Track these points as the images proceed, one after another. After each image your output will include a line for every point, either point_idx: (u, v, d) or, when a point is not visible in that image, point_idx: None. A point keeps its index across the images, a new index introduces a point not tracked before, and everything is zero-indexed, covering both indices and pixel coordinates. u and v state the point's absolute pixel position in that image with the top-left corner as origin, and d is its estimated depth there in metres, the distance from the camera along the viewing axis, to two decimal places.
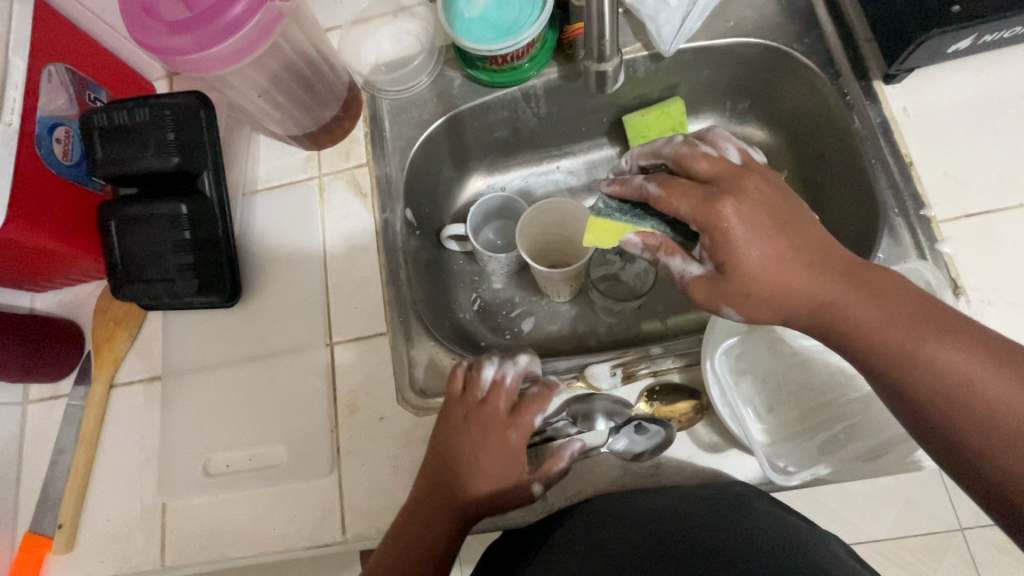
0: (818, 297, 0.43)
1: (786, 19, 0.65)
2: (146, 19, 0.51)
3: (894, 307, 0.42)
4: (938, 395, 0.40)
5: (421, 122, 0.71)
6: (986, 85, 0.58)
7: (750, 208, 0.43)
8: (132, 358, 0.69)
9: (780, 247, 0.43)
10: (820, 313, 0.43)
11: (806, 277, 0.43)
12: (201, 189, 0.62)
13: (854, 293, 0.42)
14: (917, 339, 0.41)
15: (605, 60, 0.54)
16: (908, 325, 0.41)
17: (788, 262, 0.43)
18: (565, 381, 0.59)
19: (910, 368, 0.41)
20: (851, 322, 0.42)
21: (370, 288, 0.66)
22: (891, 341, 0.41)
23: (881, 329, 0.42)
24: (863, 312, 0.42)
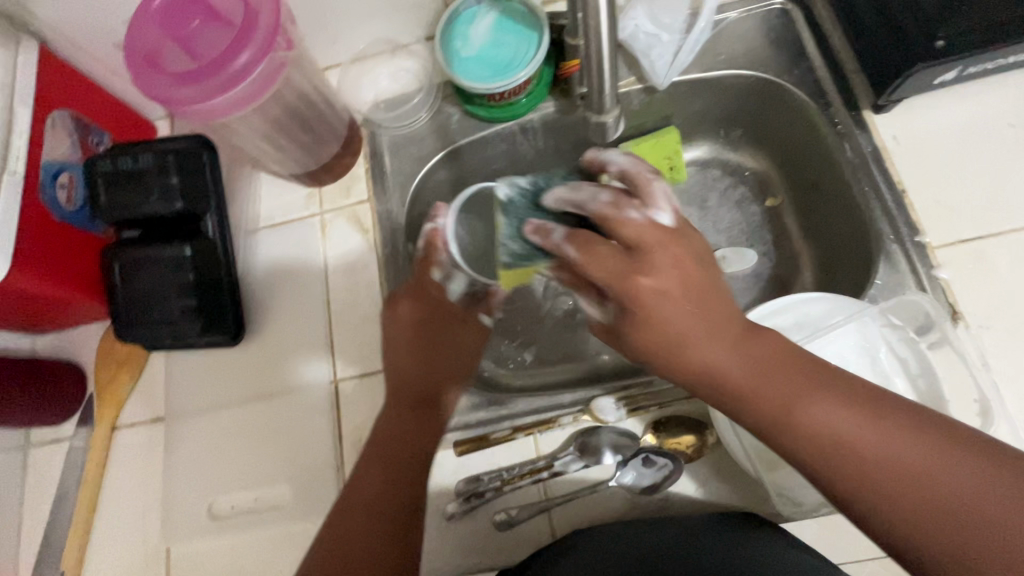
0: (794, 413, 0.38)
1: (775, 52, 0.67)
2: (151, 71, 0.51)
3: (875, 420, 0.37)
4: (918, 524, 0.35)
5: (421, 158, 0.72)
6: (973, 113, 0.60)
7: (704, 314, 0.39)
8: (135, 400, 0.68)
9: (746, 353, 0.40)
10: (796, 434, 0.38)
11: (784, 389, 0.39)
12: (205, 231, 0.63)
13: (831, 409, 0.38)
14: (901, 458, 0.36)
15: (604, 111, 0.57)
16: (889, 440, 0.37)
17: (754, 367, 0.39)
18: (571, 414, 0.59)
19: (892, 491, 0.36)
20: (828, 441, 0.37)
21: (374, 324, 0.66)
22: (870, 462, 0.37)
23: (860, 450, 0.37)
24: (840, 428, 0.37)
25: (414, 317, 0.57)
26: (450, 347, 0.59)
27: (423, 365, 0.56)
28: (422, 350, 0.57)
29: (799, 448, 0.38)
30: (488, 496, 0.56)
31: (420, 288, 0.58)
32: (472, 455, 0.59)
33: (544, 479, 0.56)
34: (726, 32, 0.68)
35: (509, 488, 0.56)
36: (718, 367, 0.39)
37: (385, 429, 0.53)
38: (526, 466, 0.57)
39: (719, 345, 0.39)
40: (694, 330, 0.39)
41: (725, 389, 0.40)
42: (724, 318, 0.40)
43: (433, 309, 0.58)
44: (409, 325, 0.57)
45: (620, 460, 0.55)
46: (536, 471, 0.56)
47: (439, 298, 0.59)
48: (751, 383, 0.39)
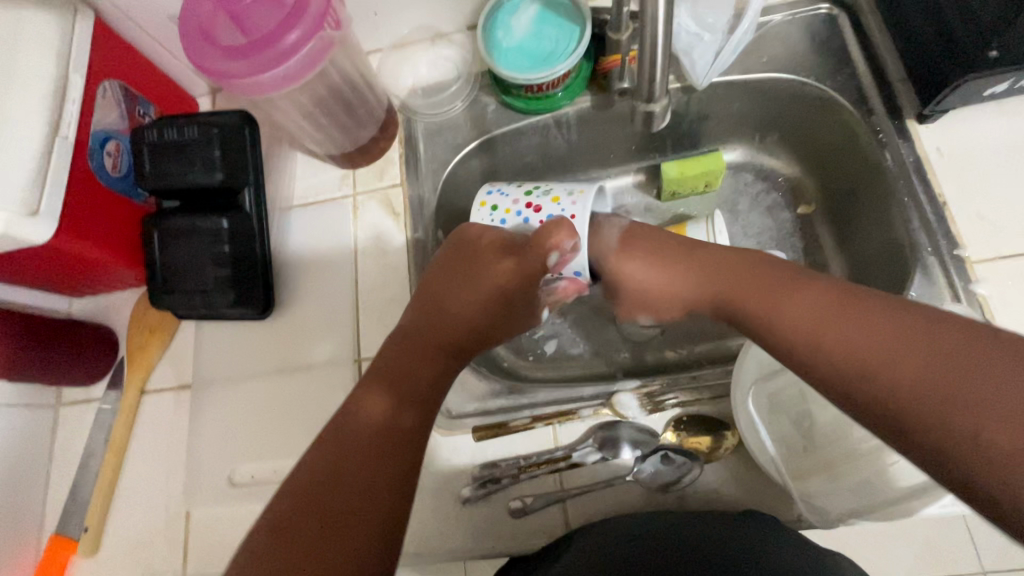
0: (821, 328, 0.40)
1: (819, 57, 0.66)
2: (204, 43, 0.53)
3: (911, 328, 0.38)
4: (925, 417, 0.35)
5: (455, 145, 0.73)
6: (1021, 129, 0.58)
7: (684, 279, 0.52)
8: (164, 366, 0.70)
9: (756, 284, 0.47)
10: (825, 355, 0.40)
11: (802, 310, 0.42)
12: (243, 205, 0.64)
13: (845, 319, 0.40)
14: (937, 367, 0.35)
15: (654, 102, 0.56)
16: (922, 349, 0.36)
17: (771, 299, 0.44)
18: (592, 406, 0.58)
19: (929, 403, 0.35)
20: (856, 356, 0.38)
21: (400, 307, 0.67)
22: (912, 376, 0.36)
23: (887, 361, 0.37)
24: (840, 328, 0.40)
25: (502, 275, 0.53)
26: (498, 334, 0.56)
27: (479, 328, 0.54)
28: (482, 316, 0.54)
29: (837, 371, 0.39)
30: (504, 482, 0.56)
31: (524, 245, 0.53)
32: (490, 441, 0.59)
33: (562, 469, 0.56)
34: (769, 34, 0.67)
35: (526, 476, 0.56)
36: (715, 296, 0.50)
37: (401, 383, 0.48)
38: (543, 455, 0.57)
39: (725, 283, 0.49)
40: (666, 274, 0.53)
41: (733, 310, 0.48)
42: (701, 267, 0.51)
43: (520, 274, 0.53)
44: (498, 288, 0.53)
45: (638, 456, 0.55)
46: (554, 461, 0.56)
47: (531, 268, 0.53)
48: (773, 304, 0.44)
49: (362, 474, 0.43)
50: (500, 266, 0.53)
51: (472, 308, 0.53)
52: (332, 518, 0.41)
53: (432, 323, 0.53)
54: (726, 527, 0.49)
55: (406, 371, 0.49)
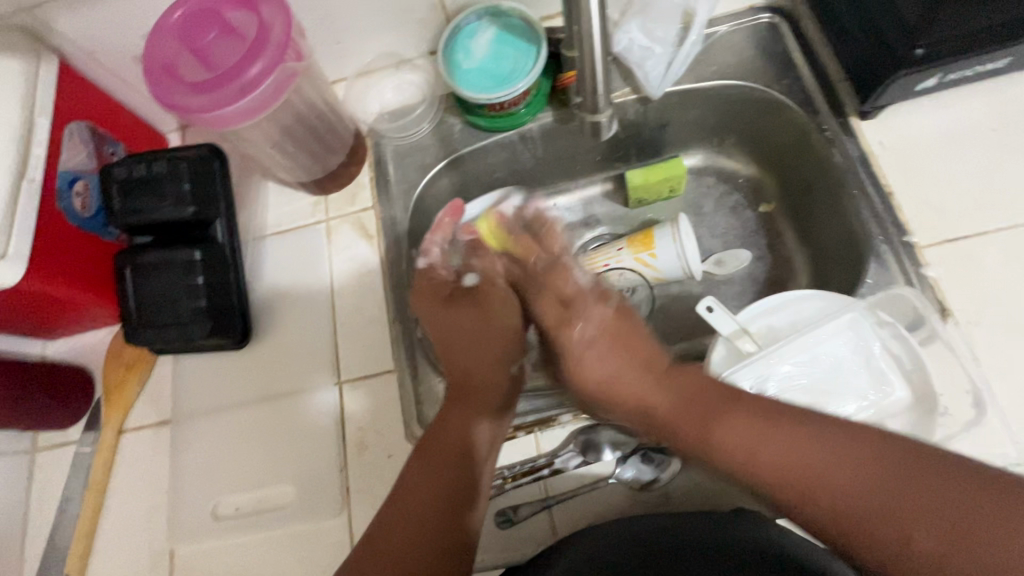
0: (769, 476, 0.43)
1: (764, 64, 0.69)
2: (167, 78, 0.54)
3: (839, 449, 0.42)
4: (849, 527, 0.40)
5: (424, 166, 0.74)
6: (957, 119, 0.61)
7: (650, 396, 0.53)
8: (143, 403, 0.69)
9: (699, 409, 0.49)
10: (762, 471, 0.44)
11: (738, 430, 0.46)
12: (215, 237, 0.64)
13: (789, 448, 0.43)
14: (868, 492, 0.40)
15: (598, 110, 0.61)
16: (852, 472, 0.40)
17: (729, 459, 0.46)
18: (571, 412, 0.59)
19: (867, 517, 0.39)
20: (795, 481, 0.42)
21: (378, 327, 0.67)
22: (850, 497, 0.40)
23: (820, 474, 0.41)
24: (778, 453, 0.43)
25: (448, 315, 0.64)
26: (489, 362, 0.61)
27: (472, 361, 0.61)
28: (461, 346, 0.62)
29: (777, 490, 0.43)
30: (489, 494, 0.57)
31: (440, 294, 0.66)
32: None
33: (545, 477, 0.57)
34: (717, 45, 0.71)
35: (511, 486, 0.57)
36: (666, 408, 0.51)
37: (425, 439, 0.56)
38: (526, 463, 0.58)
39: (678, 415, 0.50)
40: (622, 380, 0.55)
41: (670, 432, 0.50)
42: (670, 384, 0.52)
43: (461, 309, 0.64)
44: (450, 324, 0.63)
45: (619, 457, 0.56)
46: (537, 469, 0.57)
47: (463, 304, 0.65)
48: (717, 443, 0.47)
49: (416, 493, 0.52)
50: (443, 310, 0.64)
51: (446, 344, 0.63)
52: (406, 527, 0.50)
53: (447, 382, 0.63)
54: (706, 523, 0.50)
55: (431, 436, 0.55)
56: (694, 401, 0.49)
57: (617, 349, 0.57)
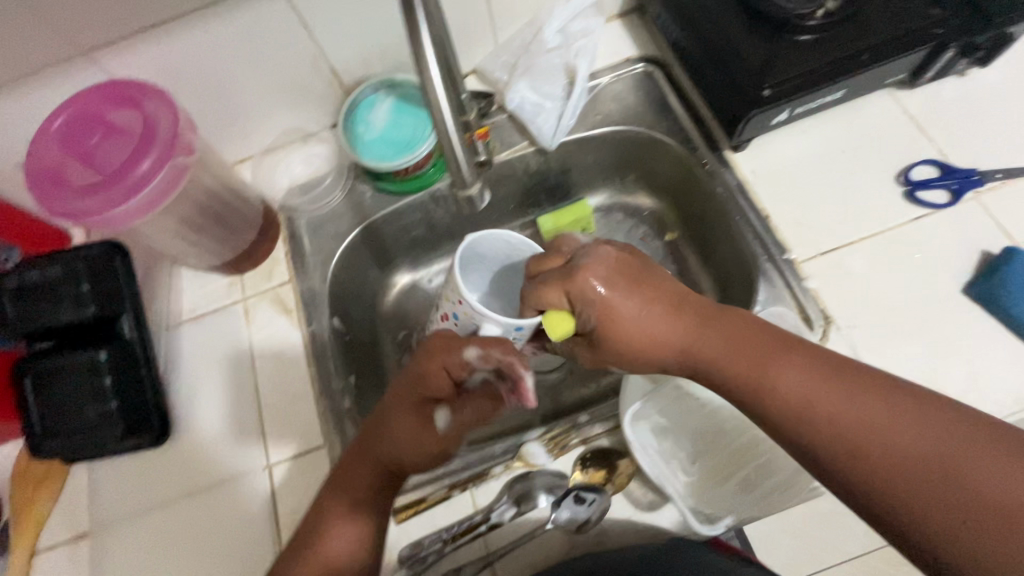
0: (823, 421, 0.43)
1: (645, 109, 0.76)
2: (54, 186, 0.54)
3: (896, 416, 0.42)
4: (890, 490, 0.41)
5: (338, 234, 0.75)
6: (813, 144, 0.69)
7: (671, 330, 0.51)
8: (56, 519, 0.65)
9: (756, 350, 0.47)
10: (816, 423, 0.43)
11: (799, 378, 0.45)
12: (122, 333, 0.63)
13: (842, 404, 0.43)
14: (924, 449, 0.40)
15: (469, 185, 0.54)
16: (908, 427, 0.41)
17: (791, 400, 0.45)
18: (503, 463, 0.60)
19: (918, 486, 0.40)
20: (843, 429, 0.42)
21: (304, 403, 0.66)
22: (898, 453, 0.41)
23: (879, 432, 0.42)
24: (830, 411, 0.43)
25: (430, 389, 0.50)
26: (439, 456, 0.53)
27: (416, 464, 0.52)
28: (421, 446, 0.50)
29: (826, 450, 0.43)
30: (430, 560, 0.56)
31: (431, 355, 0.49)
32: (412, 520, 0.59)
33: (483, 533, 0.56)
34: (602, 95, 0.77)
35: (450, 548, 0.56)
36: (707, 357, 0.49)
37: (352, 487, 0.53)
38: (463, 522, 0.57)
39: (731, 364, 0.48)
40: (659, 326, 0.50)
41: (719, 372, 0.49)
42: (705, 321, 0.50)
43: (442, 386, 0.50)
44: (423, 400, 0.51)
45: (553, 502, 0.56)
46: (474, 527, 0.56)
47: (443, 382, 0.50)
48: (768, 381, 0.46)
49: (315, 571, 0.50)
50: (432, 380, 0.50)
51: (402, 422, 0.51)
52: None
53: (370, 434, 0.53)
54: (640, 555, 0.51)
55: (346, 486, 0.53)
56: (746, 349, 0.48)
57: (659, 308, 0.51)
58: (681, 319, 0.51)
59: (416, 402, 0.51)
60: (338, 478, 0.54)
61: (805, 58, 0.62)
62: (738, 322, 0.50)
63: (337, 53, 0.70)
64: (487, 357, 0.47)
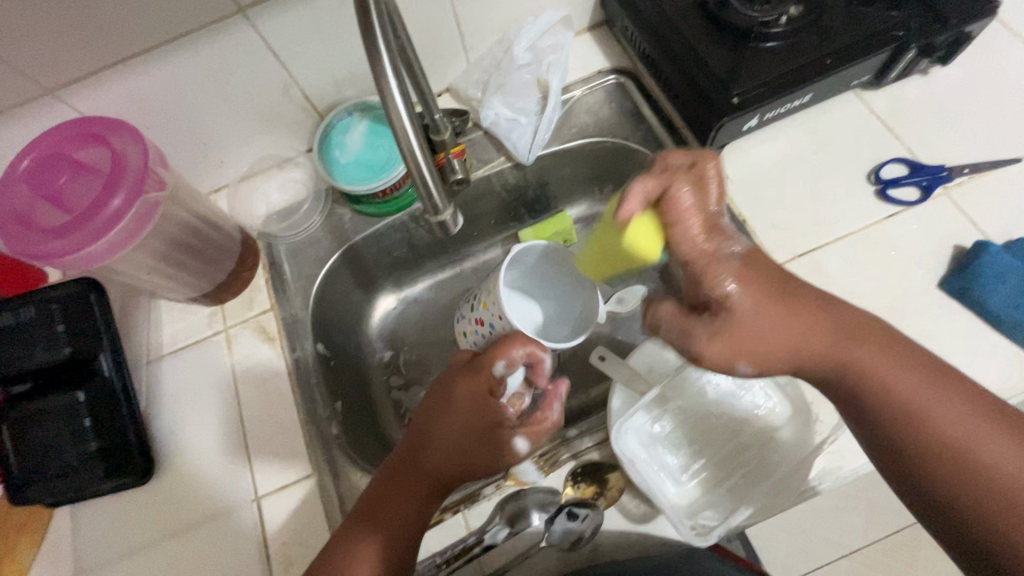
0: (929, 432, 0.45)
1: (619, 120, 0.76)
2: (23, 230, 0.53)
3: (993, 438, 0.44)
4: (958, 497, 0.44)
5: (319, 259, 0.75)
6: (784, 147, 0.70)
7: (796, 331, 0.48)
8: (37, 567, 0.63)
9: (878, 358, 0.47)
10: (910, 421, 0.46)
11: (920, 387, 0.46)
12: (101, 372, 0.62)
13: (945, 417, 0.45)
14: (1009, 466, 0.43)
15: (442, 211, 0.54)
16: (1009, 450, 0.43)
17: (905, 409, 0.46)
18: (494, 483, 0.59)
19: (989, 504, 0.43)
20: (942, 448, 0.45)
21: (291, 432, 0.65)
22: (994, 480, 0.43)
23: (966, 448, 0.44)
24: (931, 418, 0.45)
25: (469, 405, 0.52)
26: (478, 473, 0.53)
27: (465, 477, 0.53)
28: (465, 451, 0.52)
29: (907, 450, 0.46)
30: None
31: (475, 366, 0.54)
32: None
33: (478, 556, 0.56)
34: (575, 108, 0.77)
35: (446, 573, 0.55)
36: (830, 356, 0.49)
37: (393, 508, 0.51)
38: (457, 545, 0.56)
39: (855, 358, 0.48)
40: (767, 329, 0.48)
41: (840, 369, 0.49)
42: (839, 324, 0.49)
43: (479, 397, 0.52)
44: (463, 415, 0.52)
45: (547, 519, 0.56)
46: (468, 550, 0.55)
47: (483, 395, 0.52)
48: (890, 389, 0.47)
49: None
50: (468, 392, 0.52)
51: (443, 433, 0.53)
52: None
53: (415, 453, 0.54)
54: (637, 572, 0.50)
55: (383, 510, 0.51)
56: (868, 348, 0.48)
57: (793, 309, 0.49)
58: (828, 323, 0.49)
59: (455, 415, 0.52)
60: (372, 502, 0.52)
61: (771, 64, 0.63)
62: (865, 324, 0.49)
63: (309, 80, 0.70)
64: (514, 358, 0.54)
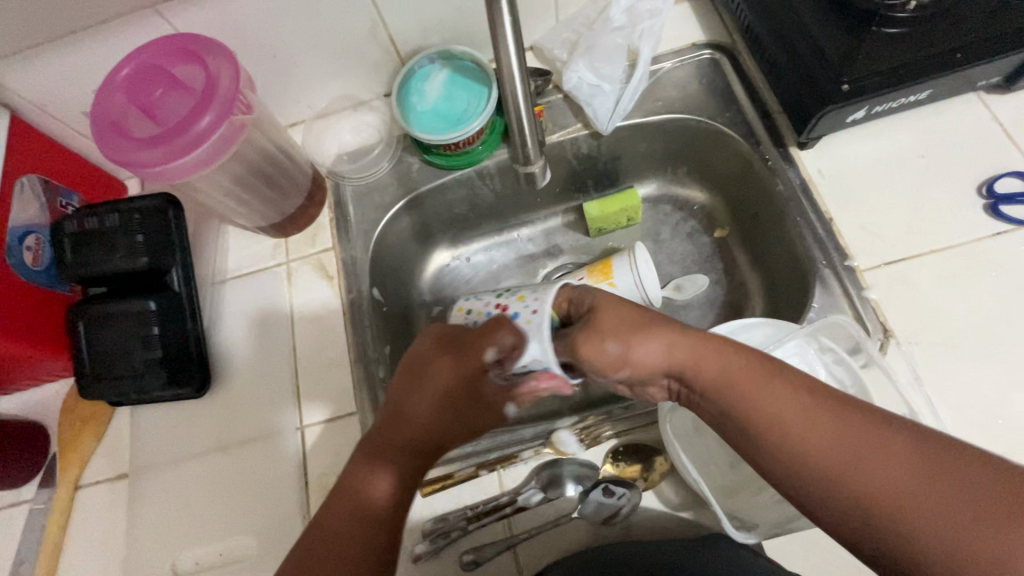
0: (911, 514, 0.37)
1: (708, 97, 0.72)
2: (115, 135, 0.54)
3: (947, 486, 0.37)
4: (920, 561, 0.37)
5: (384, 205, 0.75)
6: (887, 146, 0.65)
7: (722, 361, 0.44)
8: (99, 457, 0.68)
9: (772, 411, 0.42)
10: (798, 463, 0.41)
11: (806, 430, 0.41)
12: (170, 286, 0.64)
13: (890, 467, 0.38)
14: (926, 495, 0.37)
15: (530, 162, 0.65)
16: (969, 497, 0.36)
17: (892, 504, 0.37)
18: (532, 448, 0.59)
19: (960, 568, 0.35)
20: (886, 504, 0.38)
21: (339, 368, 0.67)
22: (952, 526, 0.36)
23: (924, 502, 0.37)
24: (872, 474, 0.38)
25: (458, 375, 0.48)
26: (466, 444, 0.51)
27: (455, 449, 0.50)
28: (443, 421, 0.48)
29: (840, 507, 0.39)
30: (454, 535, 0.56)
31: (466, 343, 0.49)
32: (437, 493, 0.59)
33: (508, 515, 0.56)
34: (663, 81, 0.74)
35: (475, 526, 0.56)
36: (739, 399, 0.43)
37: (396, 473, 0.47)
38: (490, 502, 0.57)
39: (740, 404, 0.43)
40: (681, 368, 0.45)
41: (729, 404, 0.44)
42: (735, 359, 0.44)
43: (462, 370, 0.49)
44: (447, 388, 0.48)
45: (581, 492, 0.56)
46: (500, 508, 0.57)
47: (473, 364, 0.48)
48: (784, 434, 0.41)
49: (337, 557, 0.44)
50: (446, 368, 0.48)
51: (430, 407, 0.48)
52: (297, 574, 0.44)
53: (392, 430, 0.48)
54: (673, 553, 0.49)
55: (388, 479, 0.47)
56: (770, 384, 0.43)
57: (669, 361, 0.46)
58: (685, 348, 0.45)
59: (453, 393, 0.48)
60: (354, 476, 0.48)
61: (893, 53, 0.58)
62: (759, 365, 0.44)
63: (397, 21, 0.69)
64: (504, 343, 0.48)
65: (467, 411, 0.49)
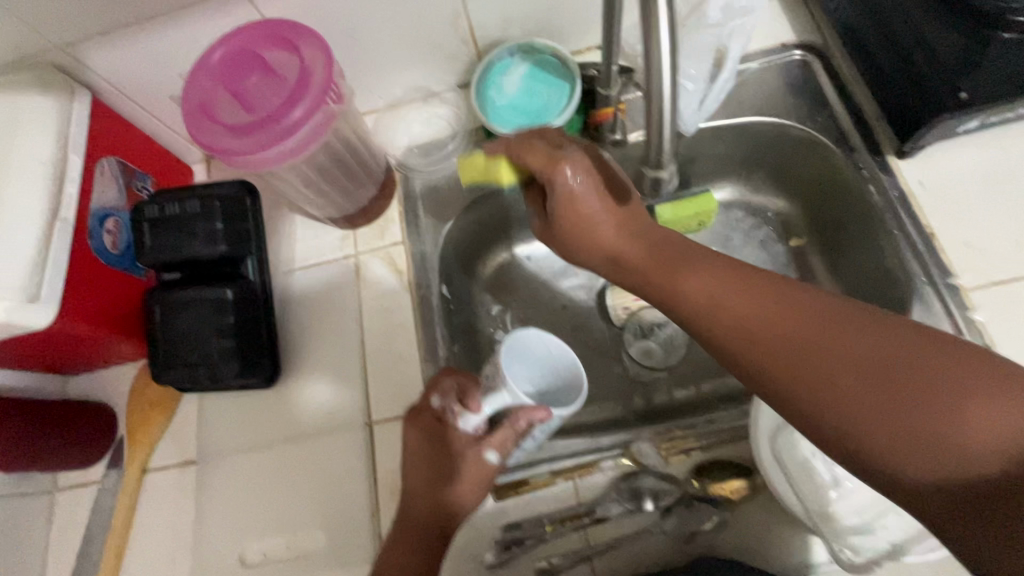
0: (839, 373, 0.40)
1: (797, 100, 0.69)
2: (205, 121, 0.53)
3: (875, 346, 0.40)
4: (845, 419, 0.39)
5: (454, 200, 0.74)
6: (994, 159, 0.61)
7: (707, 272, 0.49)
8: (166, 442, 0.68)
9: (721, 296, 0.47)
10: (735, 330, 0.46)
11: (737, 303, 0.46)
12: (246, 275, 0.64)
13: (821, 329, 0.42)
14: (859, 356, 0.40)
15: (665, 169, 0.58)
16: (897, 356, 0.39)
17: (832, 365, 0.40)
18: (611, 457, 0.58)
19: (894, 428, 0.37)
20: (810, 358, 0.41)
21: (409, 364, 0.66)
22: (876, 382, 0.38)
23: (847, 360, 0.40)
24: (805, 336, 0.42)
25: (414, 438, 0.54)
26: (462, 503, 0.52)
27: (454, 506, 0.52)
28: (429, 484, 0.53)
29: (762, 367, 0.44)
30: (529, 543, 0.55)
31: (416, 408, 0.56)
32: (511, 499, 0.57)
33: (586, 525, 0.55)
34: (749, 81, 0.71)
35: (552, 535, 0.55)
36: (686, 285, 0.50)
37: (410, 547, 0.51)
38: (566, 510, 0.56)
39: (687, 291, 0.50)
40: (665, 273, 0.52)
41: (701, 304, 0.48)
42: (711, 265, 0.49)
43: (420, 434, 0.54)
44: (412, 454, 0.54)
45: (662, 506, 0.54)
46: (577, 517, 0.55)
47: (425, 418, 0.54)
48: (716, 310, 0.47)
49: None
50: (409, 434, 0.55)
51: (414, 477, 0.54)
52: None
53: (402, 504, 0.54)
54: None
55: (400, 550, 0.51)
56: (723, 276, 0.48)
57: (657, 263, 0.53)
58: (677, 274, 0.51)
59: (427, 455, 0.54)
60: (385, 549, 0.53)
61: None
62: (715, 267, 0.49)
63: (480, 12, 0.67)
64: (445, 389, 0.53)
65: (438, 468, 0.53)
